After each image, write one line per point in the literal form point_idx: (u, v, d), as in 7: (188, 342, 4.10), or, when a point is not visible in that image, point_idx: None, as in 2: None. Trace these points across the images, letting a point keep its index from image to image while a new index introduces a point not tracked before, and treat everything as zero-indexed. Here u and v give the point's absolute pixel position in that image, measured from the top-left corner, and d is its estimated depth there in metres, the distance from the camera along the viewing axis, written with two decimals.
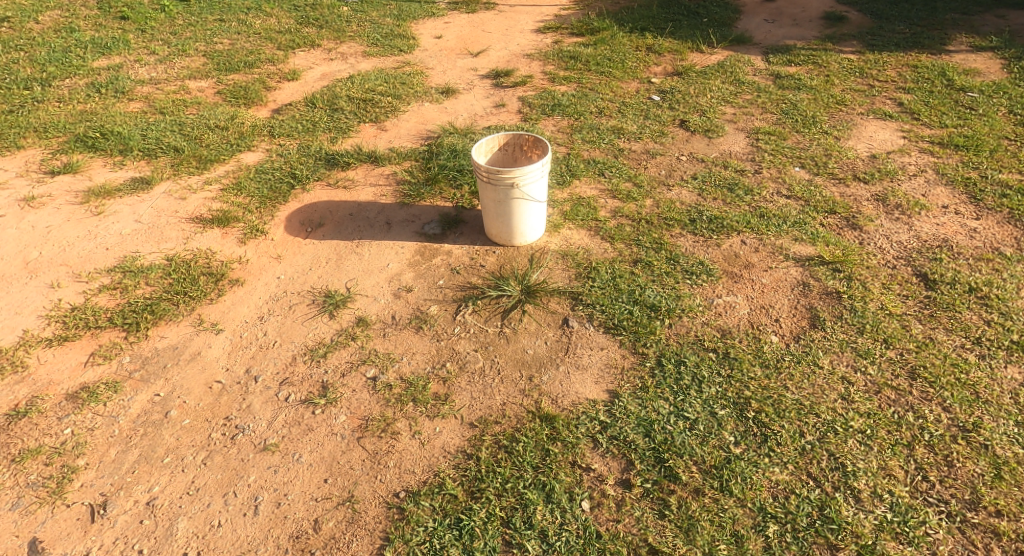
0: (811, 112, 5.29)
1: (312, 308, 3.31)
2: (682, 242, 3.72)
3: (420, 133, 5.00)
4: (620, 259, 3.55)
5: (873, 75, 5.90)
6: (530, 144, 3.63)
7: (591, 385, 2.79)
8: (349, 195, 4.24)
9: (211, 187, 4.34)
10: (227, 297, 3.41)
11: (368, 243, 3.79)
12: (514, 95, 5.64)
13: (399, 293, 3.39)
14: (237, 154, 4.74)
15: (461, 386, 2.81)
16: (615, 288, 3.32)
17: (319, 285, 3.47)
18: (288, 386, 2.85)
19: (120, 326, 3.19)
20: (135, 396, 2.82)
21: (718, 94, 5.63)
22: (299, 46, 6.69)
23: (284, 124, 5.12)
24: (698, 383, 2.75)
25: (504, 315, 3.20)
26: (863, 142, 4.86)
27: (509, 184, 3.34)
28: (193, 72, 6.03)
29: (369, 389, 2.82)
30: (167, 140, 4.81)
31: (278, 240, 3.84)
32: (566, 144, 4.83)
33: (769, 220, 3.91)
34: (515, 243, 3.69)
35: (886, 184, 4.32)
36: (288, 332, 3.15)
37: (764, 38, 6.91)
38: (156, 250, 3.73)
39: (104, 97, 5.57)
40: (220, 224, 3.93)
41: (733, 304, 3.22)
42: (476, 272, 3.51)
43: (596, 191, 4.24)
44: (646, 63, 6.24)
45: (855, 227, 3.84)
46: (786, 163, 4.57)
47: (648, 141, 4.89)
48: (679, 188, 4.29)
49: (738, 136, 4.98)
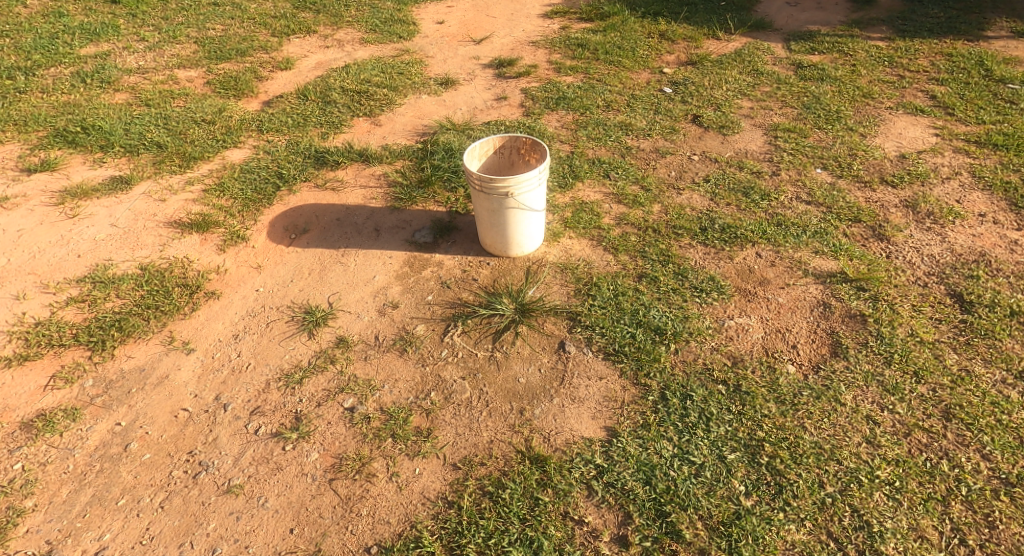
0: (835, 106, 4.94)
1: (290, 326, 3.08)
2: (691, 254, 3.47)
3: (415, 128, 4.73)
4: (624, 274, 3.30)
5: (904, 64, 5.52)
6: (527, 147, 3.35)
7: (587, 421, 2.54)
8: (337, 198, 3.99)
9: (193, 187, 4.11)
10: (201, 312, 3.19)
11: (354, 253, 3.54)
12: (517, 86, 5.34)
13: (384, 310, 3.16)
14: (223, 151, 4.50)
15: (446, 420, 2.58)
16: (617, 307, 3.07)
17: (300, 299, 3.24)
18: (258, 417, 2.62)
19: (84, 344, 2.97)
20: (94, 425, 2.60)
21: (735, 85, 5.29)
22: (294, 32, 6.40)
23: (273, 118, 4.87)
24: (705, 420, 2.49)
25: (495, 337, 2.96)
26: (891, 140, 4.53)
27: (503, 193, 3.07)
28: (182, 61, 5.77)
29: (346, 421, 2.58)
30: (150, 136, 4.59)
31: (258, 248, 3.61)
32: (570, 141, 4.54)
33: (787, 228, 3.64)
34: (511, 254, 3.43)
35: (917, 188, 4.00)
36: (263, 354, 2.93)
37: (785, 22, 6.52)
38: (130, 258, 3.51)
39: (89, 88, 5.34)
40: (199, 229, 3.70)
41: (745, 327, 2.98)
42: (467, 286, 3.27)
43: (600, 195, 3.97)
44: (659, 52, 5.89)
45: (882, 237, 3.55)
46: (807, 164, 4.27)
47: (657, 138, 4.59)
48: (690, 192, 4.01)
49: (756, 133, 4.66)
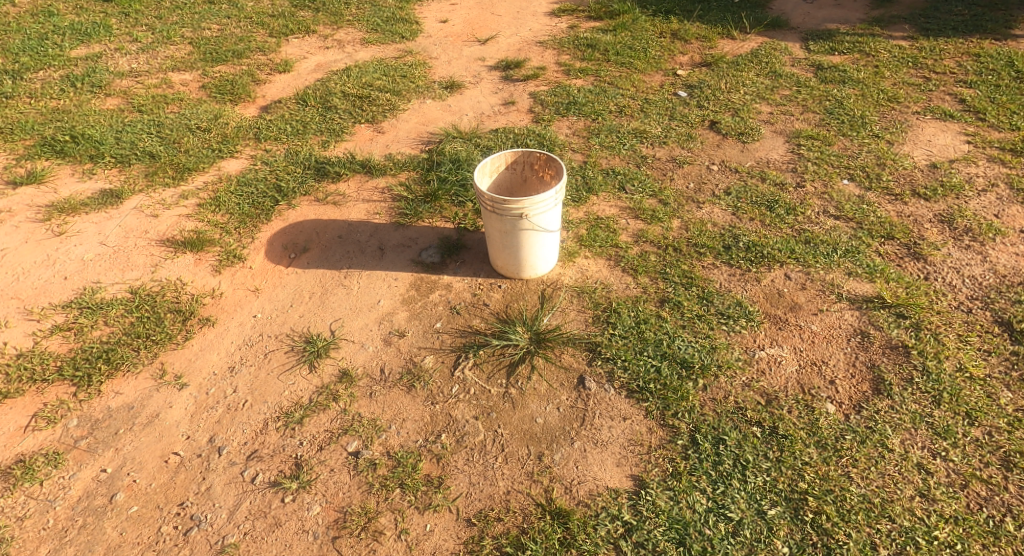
0: (859, 111, 4.71)
1: (290, 357, 2.88)
2: (716, 275, 3.26)
3: (419, 136, 4.52)
4: (645, 299, 3.10)
5: (929, 64, 5.28)
6: (542, 163, 3.15)
7: (612, 469, 2.35)
8: (339, 213, 3.79)
9: (187, 202, 3.90)
10: (195, 341, 2.99)
11: (357, 274, 3.34)
12: (525, 90, 5.11)
13: (389, 339, 2.95)
14: (219, 161, 4.29)
15: (458, 467, 2.39)
16: (640, 336, 2.87)
17: (299, 327, 3.04)
18: (254, 462, 2.43)
19: (68, 379, 2.77)
20: (78, 473, 2.41)
21: (753, 89, 5.06)
22: (293, 32, 6.16)
23: (271, 125, 4.65)
24: (741, 469, 2.30)
25: (509, 370, 2.76)
26: (919, 148, 4.30)
27: (518, 215, 2.86)
28: (176, 64, 5.55)
29: (350, 468, 2.40)
30: (142, 146, 4.37)
31: (256, 269, 3.40)
32: (582, 150, 4.32)
33: (816, 247, 3.43)
34: (524, 276, 3.22)
35: (952, 201, 3.78)
36: (261, 389, 2.73)
37: (802, 21, 6.26)
38: (120, 281, 3.30)
39: (79, 92, 5.11)
40: (193, 248, 3.49)
41: (778, 359, 2.78)
42: (477, 313, 3.07)
43: (616, 210, 3.75)
44: (672, 52, 5.65)
45: (918, 257, 3.34)
46: (832, 175, 4.05)
47: (674, 147, 4.37)
48: (710, 206, 3.80)
49: (777, 141, 4.44)
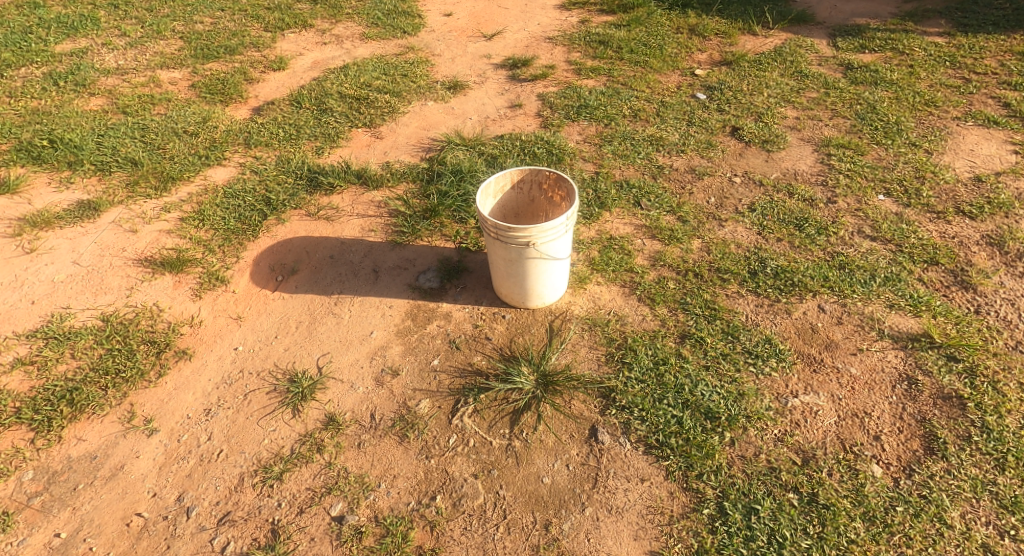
0: (894, 116, 4.35)
1: (272, 399, 2.61)
2: (741, 306, 2.96)
3: (419, 143, 4.22)
4: (664, 334, 2.80)
5: (968, 64, 4.90)
6: (551, 182, 2.85)
7: (629, 544, 2.11)
8: (331, 229, 3.50)
9: (169, 215, 3.61)
10: (169, 377, 2.71)
11: (348, 301, 3.06)
12: (532, 91, 4.79)
13: (382, 378, 2.68)
14: (205, 169, 4.00)
15: (453, 537, 2.14)
16: (659, 379, 2.58)
17: (284, 362, 2.76)
18: (226, 528, 2.17)
19: (27, 423, 2.51)
20: (29, 538, 2.17)
21: (778, 90, 4.70)
22: (289, 26, 5.84)
23: (263, 130, 4.36)
24: (777, 548, 2.06)
25: (513, 419, 2.48)
26: (961, 159, 3.96)
27: (524, 243, 2.57)
28: (165, 60, 5.25)
29: (333, 537, 2.15)
30: (124, 152, 4.08)
31: (239, 293, 3.12)
32: (593, 159, 4.00)
33: (852, 273, 3.11)
34: (530, 305, 2.93)
35: (1001, 221, 3.45)
36: (238, 436, 2.46)
37: (829, 14, 5.87)
38: (91, 306, 3.02)
39: (61, 91, 4.82)
40: (172, 269, 3.21)
41: (814, 408, 2.49)
42: (478, 348, 2.79)
43: (631, 228, 3.45)
44: (689, 50, 5.30)
45: (966, 286, 3.03)
46: (866, 189, 3.71)
47: (693, 155, 4.04)
48: (733, 223, 3.49)
49: (805, 149, 4.10)
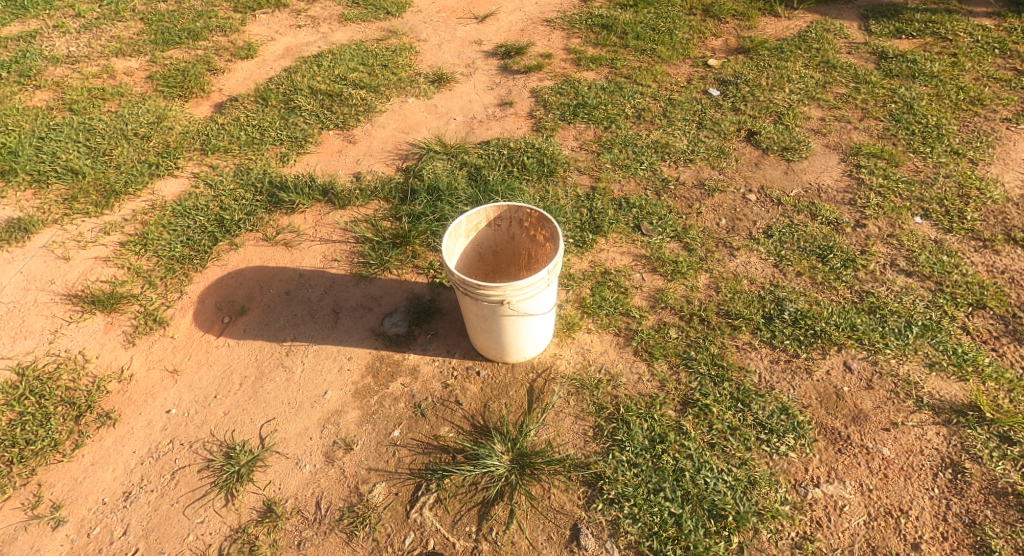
0: (935, 117, 3.82)
1: (203, 479, 2.25)
2: (755, 363, 2.53)
3: (395, 150, 3.76)
4: (663, 400, 2.40)
5: (1019, 53, 4.34)
6: (533, 221, 2.40)
7: None
8: (290, 258, 3.08)
9: (109, 238, 3.19)
10: (87, 449, 2.35)
11: (301, 351, 2.66)
12: (525, 85, 4.28)
13: (332, 453, 2.30)
14: (153, 181, 3.56)
15: None
16: (656, 463, 2.20)
17: (221, 431, 2.39)
18: None
19: None
20: None
21: (801, 84, 4.17)
22: (260, 5, 5.31)
23: (222, 131, 3.89)
24: None
25: (481, 514, 2.12)
26: (1011, 172, 3.46)
27: (497, 302, 2.14)
28: (121, 46, 4.76)
29: None
30: (64, 160, 3.65)
31: (179, 339, 2.73)
32: (589, 170, 3.53)
33: (885, 319, 2.66)
34: (508, 360, 2.51)
35: None
36: (159, 532, 2.12)
37: None
38: (8, 356, 2.65)
39: (5, 83, 4.37)
40: (103, 308, 2.81)
41: (840, 503, 2.10)
42: (446, 415, 2.39)
43: (628, 259, 3.01)
44: (702, 35, 4.75)
45: (1019, 338, 2.60)
46: (902, 210, 3.23)
47: (702, 166, 3.56)
48: (747, 253, 3.03)
49: (830, 159, 3.60)
